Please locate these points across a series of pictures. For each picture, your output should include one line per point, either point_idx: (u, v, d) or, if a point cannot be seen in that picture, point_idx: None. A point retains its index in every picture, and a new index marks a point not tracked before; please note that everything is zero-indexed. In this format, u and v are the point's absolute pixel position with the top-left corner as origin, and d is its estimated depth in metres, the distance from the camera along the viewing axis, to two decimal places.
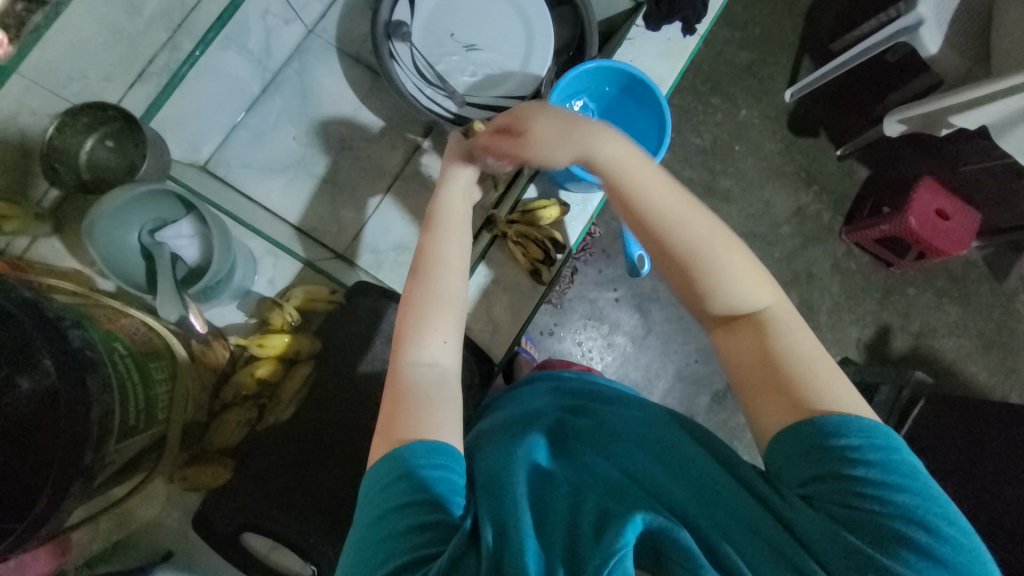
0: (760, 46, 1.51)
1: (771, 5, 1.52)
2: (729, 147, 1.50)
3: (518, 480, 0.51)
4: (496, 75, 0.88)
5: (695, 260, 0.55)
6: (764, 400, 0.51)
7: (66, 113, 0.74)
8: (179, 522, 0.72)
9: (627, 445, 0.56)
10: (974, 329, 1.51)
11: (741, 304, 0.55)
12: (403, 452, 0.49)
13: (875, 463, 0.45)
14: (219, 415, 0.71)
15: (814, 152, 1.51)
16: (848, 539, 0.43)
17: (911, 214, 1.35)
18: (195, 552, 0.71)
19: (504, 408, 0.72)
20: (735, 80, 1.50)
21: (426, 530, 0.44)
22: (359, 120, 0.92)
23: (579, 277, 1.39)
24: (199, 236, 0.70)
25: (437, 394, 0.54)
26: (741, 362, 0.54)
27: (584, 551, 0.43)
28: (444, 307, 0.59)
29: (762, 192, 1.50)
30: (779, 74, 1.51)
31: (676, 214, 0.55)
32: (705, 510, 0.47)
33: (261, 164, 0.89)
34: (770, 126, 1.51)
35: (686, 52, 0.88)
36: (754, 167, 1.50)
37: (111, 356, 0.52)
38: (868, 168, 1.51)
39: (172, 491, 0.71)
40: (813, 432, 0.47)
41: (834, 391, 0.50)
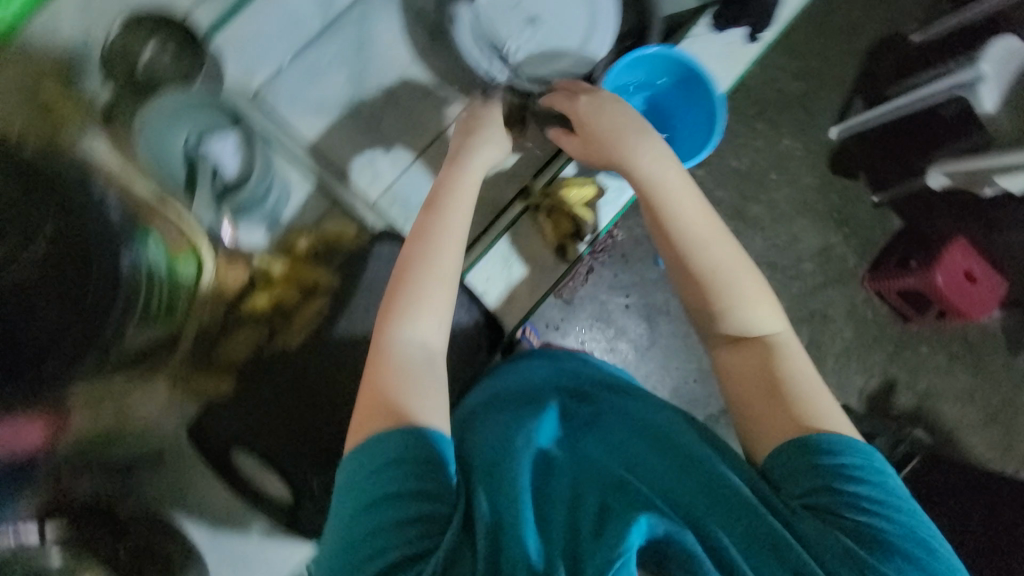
0: (813, 79, 1.49)
1: (833, 40, 1.50)
2: (765, 175, 1.48)
3: (519, 466, 0.52)
4: (554, 50, 0.88)
5: (712, 283, 0.61)
6: (768, 414, 0.54)
7: (132, 17, 0.80)
8: (175, 429, 0.72)
9: (628, 441, 0.57)
10: (981, 400, 1.48)
11: (752, 329, 0.59)
12: (385, 443, 0.49)
13: (871, 482, 0.48)
14: (232, 333, 0.72)
15: (851, 194, 1.49)
16: (842, 540, 0.44)
17: (938, 271, 1.37)
18: (184, 462, 0.71)
19: (500, 379, 0.73)
20: (782, 110, 1.49)
21: (416, 523, 0.45)
22: (411, 75, 0.92)
23: (594, 277, 1.39)
24: (241, 150, 0.72)
25: (424, 372, 0.57)
26: (747, 375, 0.57)
27: (585, 549, 0.43)
28: (437, 284, 0.60)
29: (790, 224, 1.48)
30: (827, 110, 1.49)
31: (704, 231, 0.62)
32: (708, 510, 0.48)
33: (309, 102, 0.89)
34: (810, 160, 1.49)
35: (747, 58, 0.87)
36: (787, 199, 1.48)
37: (154, 261, 0.58)
38: (900, 219, 1.48)
39: (174, 397, 0.72)
40: (811, 447, 0.49)
41: (825, 411, 0.53)
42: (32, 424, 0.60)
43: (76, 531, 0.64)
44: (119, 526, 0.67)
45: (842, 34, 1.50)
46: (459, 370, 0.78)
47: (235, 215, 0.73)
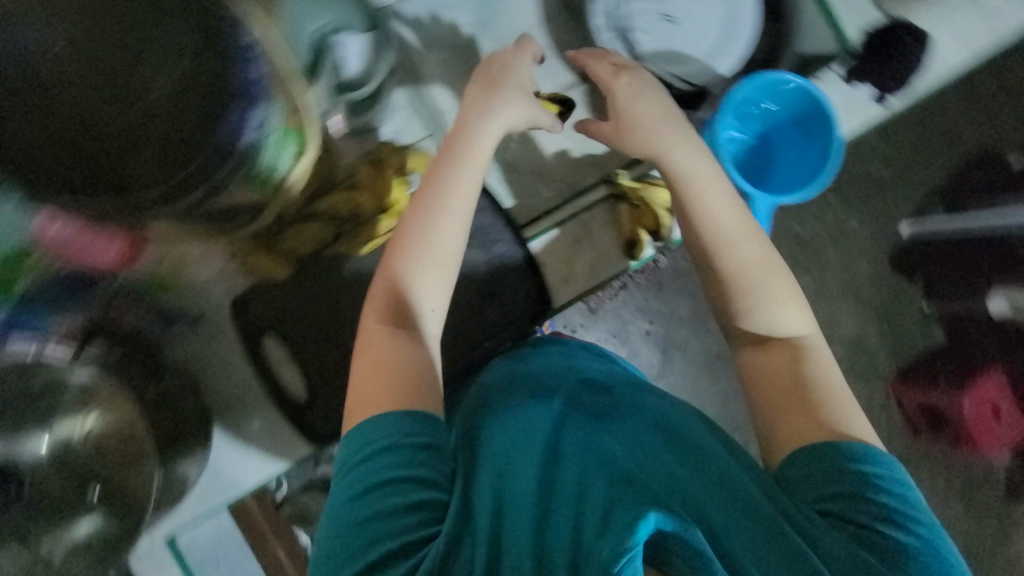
0: (900, 169, 1.46)
1: (931, 140, 1.46)
2: (821, 249, 1.45)
3: (527, 459, 0.53)
4: (680, 54, 0.87)
5: (736, 280, 0.62)
6: (789, 416, 0.56)
7: None
8: (221, 296, 0.73)
9: (642, 425, 0.57)
10: (964, 538, 1.42)
11: (779, 328, 0.61)
12: (385, 424, 0.55)
13: (891, 492, 0.50)
14: (299, 222, 0.73)
15: (902, 294, 1.45)
16: (859, 552, 0.46)
17: (967, 398, 1.39)
18: (219, 330, 0.73)
19: (521, 365, 0.71)
20: (859, 191, 1.46)
21: (417, 510, 0.51)
22: (534, 37, 0.93)
23: (624, 294, 1.37)
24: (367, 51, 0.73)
25: (416, 335, 0.61)
26: (770, 374, 0.59)
27: (588, 538, 0.44)
28: (437, 261, 0.62)
29: (831, 304, 1.45)
30: (905, 205, 1.46)
31: (749, 253, 0.63)
32: (718, 514, 0.48)
33: (426, 33, 0.89)
34: (870, 248, 1.46)
35: (868, 118, 0.86)
36: (836, 279, 1.45)
37: (274, 153, 0.56)
38: (943, 334, 1.43)
39: (230, 266, 0.73)
40: (833, 456, 0.52)
41: (845, 418, 0.55)
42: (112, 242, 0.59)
43: (115, 359, 0.66)
44: (152, 368, 0.67)
45: (943, 137, 1.46)
46: (497, 327, 0.79)
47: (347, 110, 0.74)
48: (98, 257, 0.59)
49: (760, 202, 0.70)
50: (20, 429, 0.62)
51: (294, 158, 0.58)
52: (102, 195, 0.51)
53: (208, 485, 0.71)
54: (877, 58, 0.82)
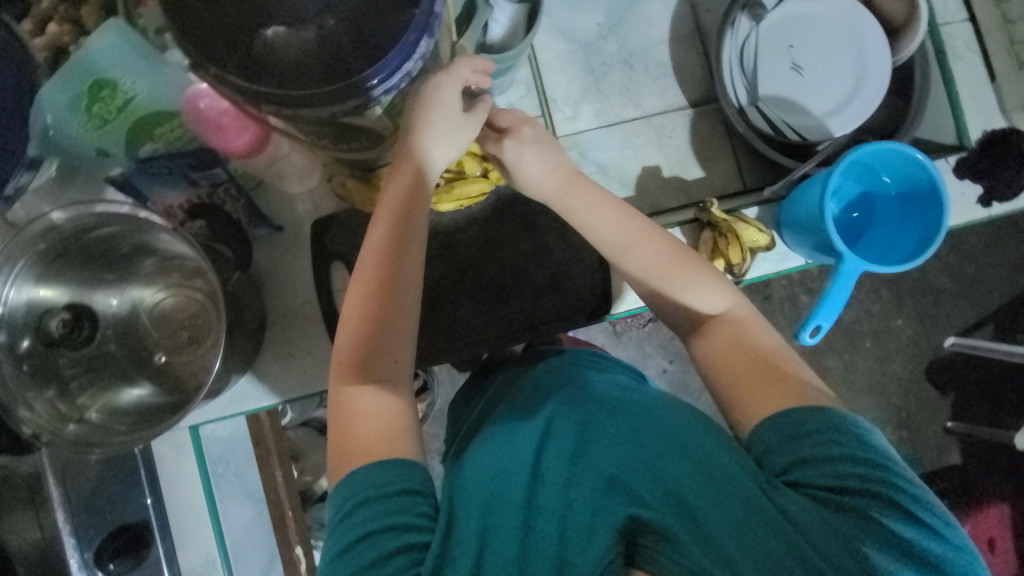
0: (964, 283, 1.41)
1: (1000, 262, 1.40)
2: (859, 338, 1.41)
3: (507, 487, 0.56)
4: (794, 103, 0.86)
5: (654, 284, 0.67)
6: (742, 403, 0.60)
7: None
8: (304, 215, 0.76)
9: (608, 419, 0.60)
10: None
11: (709, 306, 0.66)
12: (359, 477, 0.54)
13: (863, 445, 0.53)
14: None
15: (927, 404, 1.40)
16: (836, 516, 0.49)
17: (966, 522, 1.36)
18: (291, 246, 0.75)
19: (504, 391, 0.74)
20: (914, 292, 1.41)
21: (404, 552, 0.51)
22: (656, 54, 0.94)
23: (653, 327, 1.35)
24: (511, 26, 0.78)
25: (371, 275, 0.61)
26: (721, 361, 0.63)
27: (572, 556, 0.49)
28: (404, 296, 0.62)
29: (855, 395, 1.39)
30: (954, 318, 1.40)
31: (659, 247, 0.66)
32: (701, 495, 0.50)
33: (560, 24, 0.94)
34: (909, 352, 1.41)
35: (968, 217, 0.84)
36: (866, 371, 1.40)
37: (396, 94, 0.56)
38: (959, 456, 1.39)
39: (321, 189, 0.76)
40: (786, 422, 0.56)
41: (785, 377, 0.60)
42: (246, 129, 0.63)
43: (205, 238, 0.67)
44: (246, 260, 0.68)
45: (1015, 263, 1.41)
46: (549, 318, 0.81)
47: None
48: (234, 139, 0.64)
49: (850, 262, 0.69)
50: (98, 283, 0.65)
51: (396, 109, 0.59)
52: (261, 85, 0.48)
53: (237, 393, 0.74)
54: (992, 158, 0.82)
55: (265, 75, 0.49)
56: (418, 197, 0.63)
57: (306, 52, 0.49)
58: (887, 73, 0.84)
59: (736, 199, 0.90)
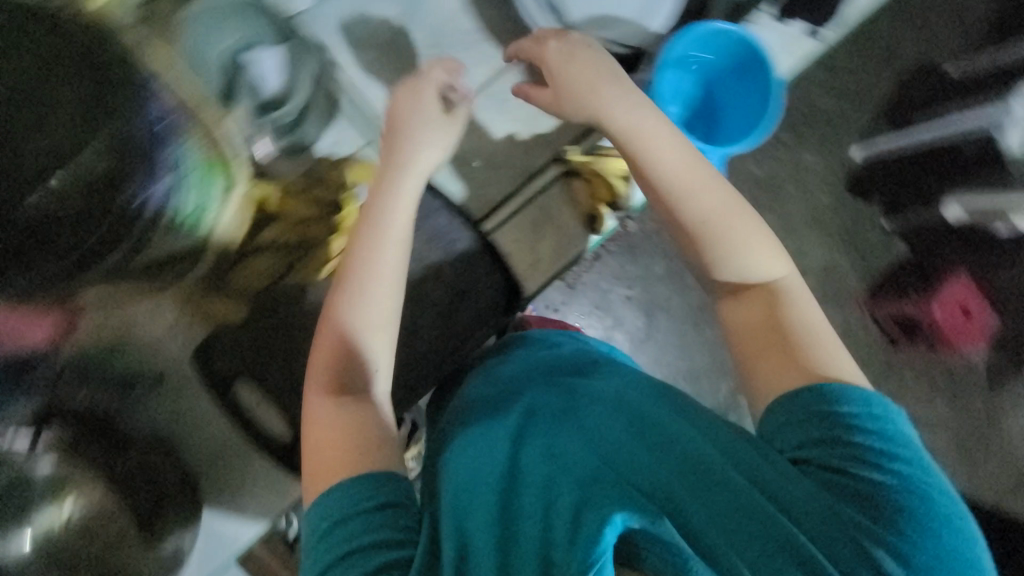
0: (849, 97, 1.44)
1: (871, 64, 1.44)
2: (780, 186, 1.44)
3: (484, 491, 0.50)
4: (610, 18, 0.84)
5: (705, 232, 0.60)
6: (763, 366, 0.56)
7: None
8: (179, 351, 0.70)
9: (597, 416, 0.56)
10: (955, 432, 1.42)
11: (752, 277, 0.60)
12: (332, 496, 0.50)
13: (870, 431, 0.49)
14: (249, 257, 0.69)
15: (861, 217, 1.45)
16: (839, 502, 0.45)
17: (935, 303, 1.41)
18: (182, 388, 0.70)
19: (477, 389, 0.70)
20: (811, 124, 1.44)
21: (386, 571, 0.46)
22: (462, 20, 0.87)
23: (599, 266, 1.33)
24: (286, 67, 0.68)
25: (380, 342, 0.61)
26: (750, 322, 0.58)
27: (559, 557, 0.42)
28: (374, 334, 0.60)
29: (797, 238, 1.44)
30: (853, 129, 1.45)
31: (707, 203, 0.61)
32: (692, 493, 0.47)
33: (351, 34, 0.83)
34: (828, 177, 1.45)
35: (807, 55, 0.85)
36: (800, 212, 1.45)
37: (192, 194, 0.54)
38: (907, 247, 1.43)
39: (179, 320, 0.69)
40: (812, 396, 0.51)
41: (838, 365, 0.54)
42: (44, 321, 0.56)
43: (71, 442, 0.61)
44: (117, 441, 0.64)
45: (884, 58, 1.44)
46: (470, 330, 0.78)
47: (275, 130, 0.68)
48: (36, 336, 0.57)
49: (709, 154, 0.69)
50: None
51: (224, 197, 0.58)
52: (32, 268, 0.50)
53: (210, 534, 0.70)
54: None
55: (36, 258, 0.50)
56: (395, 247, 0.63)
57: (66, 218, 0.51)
58: None
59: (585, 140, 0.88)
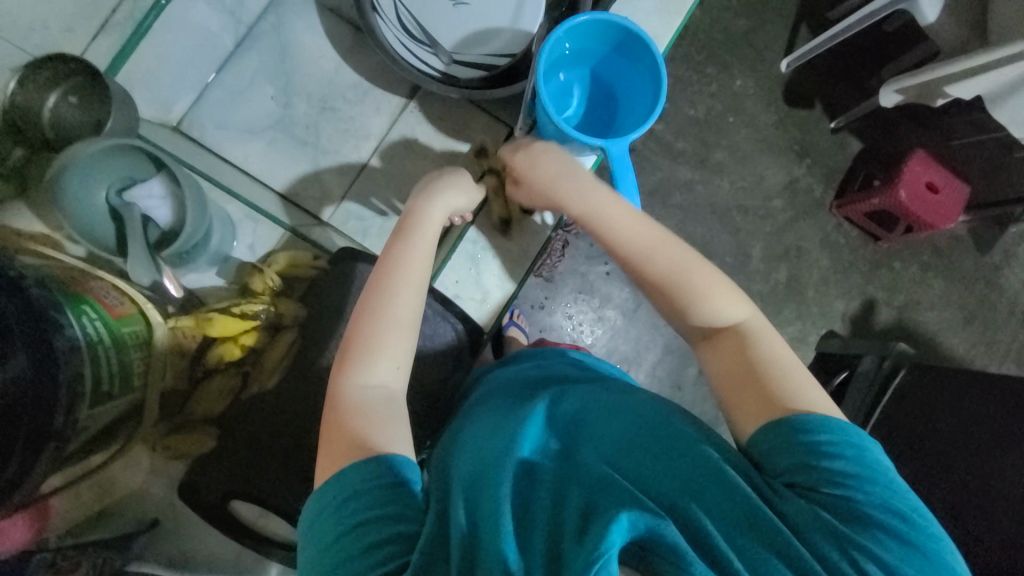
0: (759, 12, 1.35)
1: None
2: (723, 119, 1.35)
3: (500, 488, 0.47)
4: (487, 31, 0.81)
5: (671, 285, 0.60)
6: (741, 400, 0.53)
7: (27, 66, 0.71)
8: (165, 492, 0.71)
9: (608, 416, 0.55)
10: (956, 302, 1.42)
11: (719, 318, 0.58)
12: (353, 473, 0.47)
13: (848, 456, 0.47)
14: (202, 381, 0.69)
15: (808, 125, 1.37)
16: (826, 520, 0.44)
17: (900, 186, 1.25)
18: (184, 522, 0.72)
19: (486, 392, 0.68)
20: (731, 49, 1.34)
21: (393, 542, 0.43)
22: (343, 79, 0.86)
23: (570, 250, 1.24)
24: (171, 197, 0.66)
25: (387, 413, 0.53)
26: (727, 361, 0.56)
27: (567, 552, 0.41)
28: (383, 372, 0.55)
29: (755, 164, 1.36)
30: (775, 42, 1.35)
31: (666, 261, 0.61)
32: (693, 495, 0.46)
33: (239, 125, 0.83)
34: (765, 98, 1.36)
35: (684, 9, 0.83)
36: (748, 140, 1.36)
37: (81, 323, 0.50)
38: (859, 141, 1.37)
39: (154, 462, 0.68)
40: (789, 426, 0.49)
41: (808, 396, 0.51)
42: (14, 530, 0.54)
43: None
44: None
45: None
46: (442, 377, 0.79)
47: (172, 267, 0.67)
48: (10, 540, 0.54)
49: (616, 146, 0.67)
50: None
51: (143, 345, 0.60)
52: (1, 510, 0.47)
53: None
54: None
55: None
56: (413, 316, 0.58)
57: None
58: None
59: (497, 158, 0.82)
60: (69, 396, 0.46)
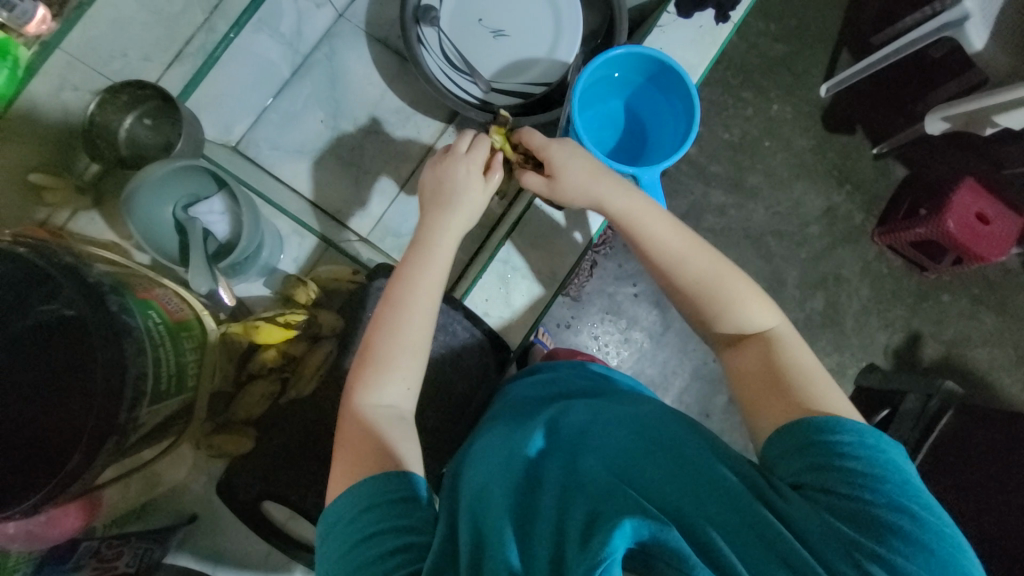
0: (797, 38, 1.34)
1: None
2: (758, 143, 1.34)
3: (504, 494, 0.48)
4: (524, 60, 0.86)
5: (703, 289, 0.61)
6: (763, 404, 0.53)
7: (106, 90, 0.76)
8: (204, 489, 0.75)
9: (618, 428, 0.55)
10: (1010, 340, 1.34)
11: (747, 325, 0.59)
12: (361, 489, 0.49)
13: (861, 457, 0.46)
14: (244, 385, 0.73)
15: (849, 151, 1.34)
16: (837, 528, 0.43)
17: (949, 217, 1.19)
18: (217, 519, 0.75)
19: (502, 403, 0.69)
20: (768, 74, 1.34)
21: (404, 551, 0.44)
22: (387, 104, 0.92)
23: (598, 271, 1.25)
24: (230, 213, 0.72)
25: (399, 428, 0.56)
26: (751, 368, 0.56)
27: (570, 556, 0.40)
28: (396, 390, 0.58)
29: (790, 190, 1.34)
30: (814, 67, 1.34)
31: (701, 264, 0.61)
32: (700, 508, 0.45)
33: (291, 146, 0.90)
34: (802, 123, 1.34)
35: (719, 40, 0.84)
36: (785, 164, 1.34)
37: (145, 321, 0.54)
38: (904, 168, 1.34)
39: (198, 456, 0.74)
40: (803, 429, 0.49)
41: (831, 403, 0.51)
42: (66, 513, 0.59)
43: None
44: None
45: None
46: (469, 394, 0.79)
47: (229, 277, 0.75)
48: (62, 527, 0.60)
49: (647, 173, 0.69)
50: None
51: (194, 350, 0.62)
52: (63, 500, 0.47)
53: None
54: None
55: (32, 479, 0.44)
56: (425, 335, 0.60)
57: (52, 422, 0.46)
58: None
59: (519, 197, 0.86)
60: (134, 394, 0.49)
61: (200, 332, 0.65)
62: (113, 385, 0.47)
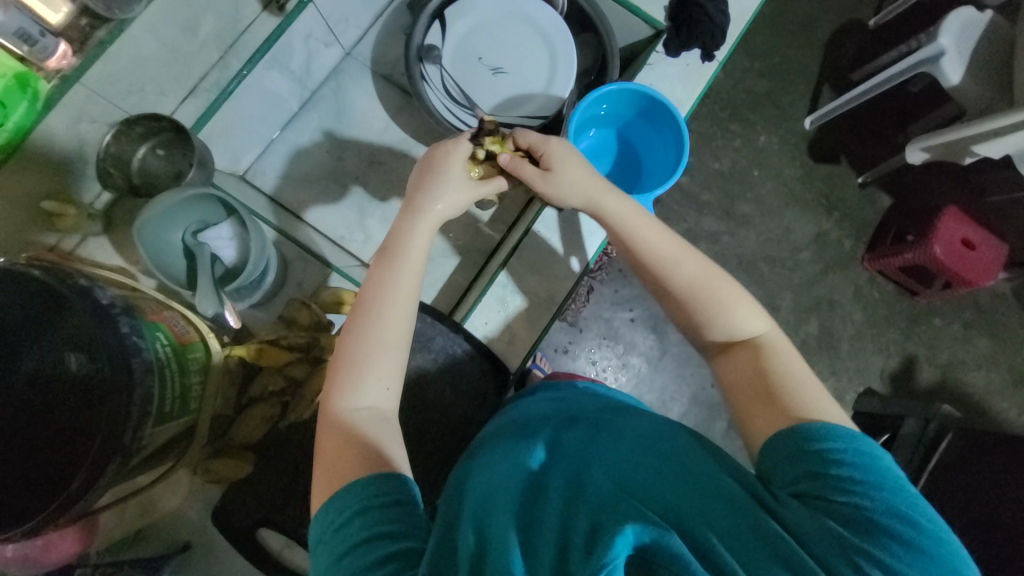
0: (780, 75, 1.42)
1: (790, 34, 1.43)
2: (748, 173, 1.39)
3: (503, 503, 0.48)
4: (522, 95, 0.91)
5: (693, 296, 0.62)
6: (757, 412, 0.54)
7: (122, 122, 0.78)
8: (200, 516, 0.74)
9: (620, 442, 0.55)
10: (1004, 363, 1.35)
11: (738, 332, 0.60)
12: (355, 490, 0.49)
13: (857, 463, 0.46)
14: (245, 411, 0.74)
15: (834, 180, 1.40)
16: (833, 528, 0.43)
17: (936, 242, 1.22)
18: (212, 548, 0.74)
19: (504, 418, 0.70)
20: (754, 108, 1.40)
21: (396, 559, 0.44)
22: (390, 136, 0.97)
23: (595, 296, 1.27)
24: (237, 238, 0.75)
25: (383, 434, 0.56)
26: (744, 376, 0.57)
27: (573, 563, 0.41)
28: (373, 390, 0.58)
29: (780, 217, 1.38)
30: (798, 101, 1.41)
31: (691, 271, 0.63)
32: (702, 515, 0.45)
33: (294, 174, 0.95)
34: (789, 153, 1.40)
35: (705, 78, 0.90)
36: (774, 193, 1.39)
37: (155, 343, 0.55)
38: (889, 196, 1.39)
39: (195, 482, 0.73)
40: (797, 436, 0.49)
41: (821, 409, 0.52)
42: (64, 537, 0.59)
43: None
44: None
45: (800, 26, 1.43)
46: (469, 417, 0.79)
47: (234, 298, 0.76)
48: (60, 551, 0.59)
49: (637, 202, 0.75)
50: None
51: (197, 367, 0.63)
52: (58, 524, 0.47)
53: None
54: (688, 25, 0.84)
55: (37, 497, 0.45)
56: (398, 336, 0.60)
57: (64, 445, 0.47)
58: (566, 27, 0.89)
59: (517, 224, 0.89)
60: (140, 414, 0.49)
61: (200, 350, 0.65)
62: (121, 407, 0.47)
